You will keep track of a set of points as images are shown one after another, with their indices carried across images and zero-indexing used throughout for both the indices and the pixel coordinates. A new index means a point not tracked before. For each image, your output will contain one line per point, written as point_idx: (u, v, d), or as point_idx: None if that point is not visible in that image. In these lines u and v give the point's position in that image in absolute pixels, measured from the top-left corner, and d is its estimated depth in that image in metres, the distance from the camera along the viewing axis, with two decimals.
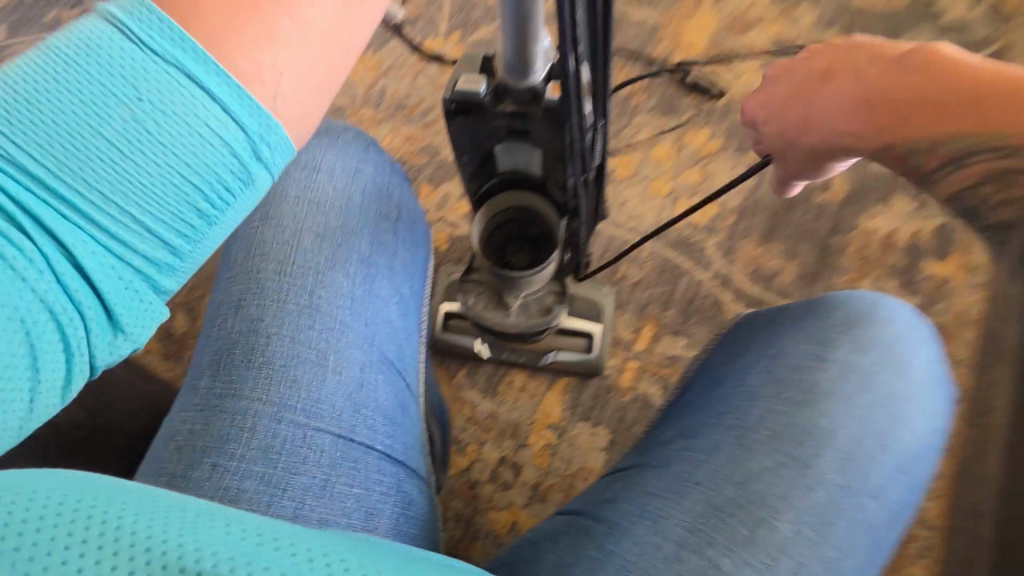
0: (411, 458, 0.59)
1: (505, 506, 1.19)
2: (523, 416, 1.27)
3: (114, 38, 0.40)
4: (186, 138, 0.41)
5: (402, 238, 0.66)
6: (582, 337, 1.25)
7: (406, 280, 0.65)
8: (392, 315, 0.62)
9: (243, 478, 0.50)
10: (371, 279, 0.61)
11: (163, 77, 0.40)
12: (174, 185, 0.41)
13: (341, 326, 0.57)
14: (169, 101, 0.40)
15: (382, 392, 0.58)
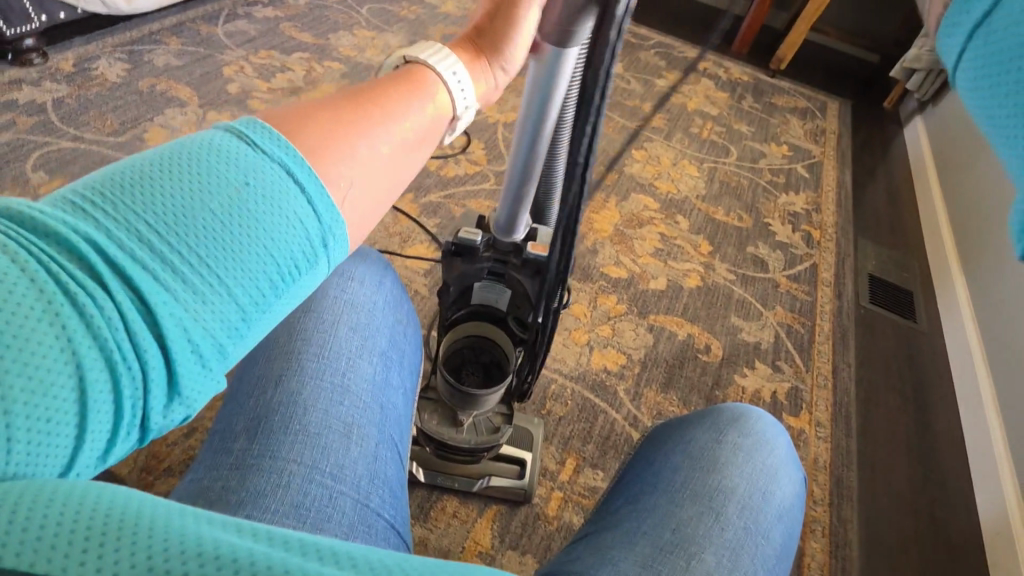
0: (405, 533, 0.66)
1: None
2: (453, 543, 1.28)
3: (234, 145, 0.47)
4: (278, 216, 0.46)
5: (408, 342, 0.79)
6: (514, 464, 1.35)
7: (410, 377, 0.77)
8: (399, 404, 0.73)
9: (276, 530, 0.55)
10: (388, 370, 0.73)
11: (267, 168, 0.47)
12: (257, 254, 0.45)
13: (364, 405, 0.68)
14: (268, 189, 0.46)
15: (390, 468, 0.67)
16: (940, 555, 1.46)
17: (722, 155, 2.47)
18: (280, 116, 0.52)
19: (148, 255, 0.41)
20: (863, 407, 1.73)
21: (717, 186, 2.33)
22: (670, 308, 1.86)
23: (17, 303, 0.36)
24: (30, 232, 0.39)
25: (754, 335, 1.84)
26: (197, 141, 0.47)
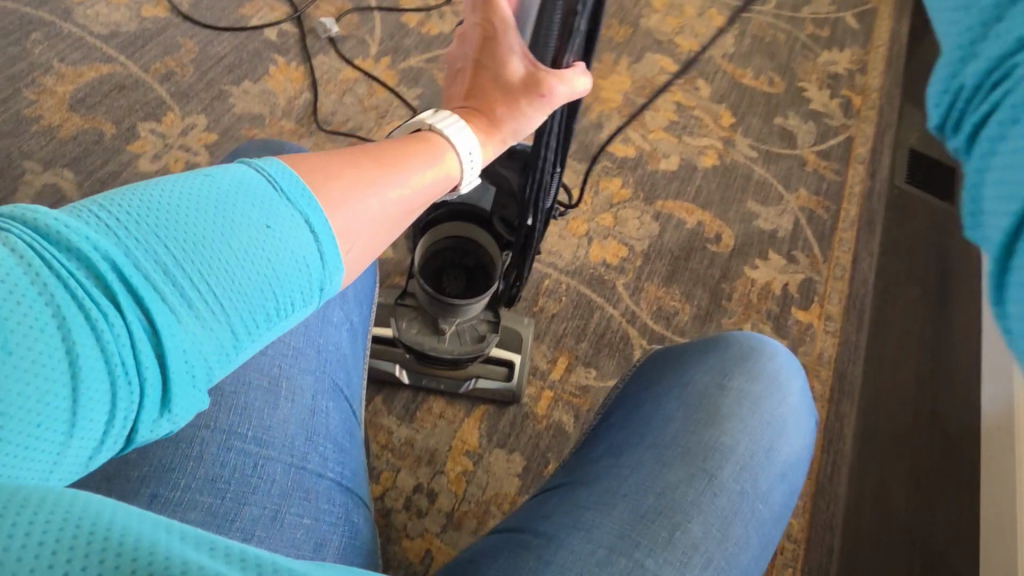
0: (357, 485, 0.59)
1: (418, 535, 1.17)
2: (440, 442, 1.26)
3: (263, 182, 0.48)
4: (287, 255, 0.47)
5: (352, 263, 0.66)
6: (503, 366, 1.30)
7: (356, 306, 0.66)
8: (343, 340, 0.62)
9: (188, 510, 0.47)
10: (323, 304, 0.61)
11: (287, 208, 0.48)
12: (261, 289, 0.46)
13: (293, 352, 0.57)
14: (283, 227, 0.47)
15: (332, 419, 0.57)
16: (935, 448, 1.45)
17: (758, 1, 2.08)
18: (306, 153, 0.52)
19: (162, 282, 0.42)
20: (879, 300, 1.62)
21: (747, 42, 1.98)
22: (681, 192, 1.68)
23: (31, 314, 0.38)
24: (47, 235, 0.40)
25: (772, 222, 1.67)
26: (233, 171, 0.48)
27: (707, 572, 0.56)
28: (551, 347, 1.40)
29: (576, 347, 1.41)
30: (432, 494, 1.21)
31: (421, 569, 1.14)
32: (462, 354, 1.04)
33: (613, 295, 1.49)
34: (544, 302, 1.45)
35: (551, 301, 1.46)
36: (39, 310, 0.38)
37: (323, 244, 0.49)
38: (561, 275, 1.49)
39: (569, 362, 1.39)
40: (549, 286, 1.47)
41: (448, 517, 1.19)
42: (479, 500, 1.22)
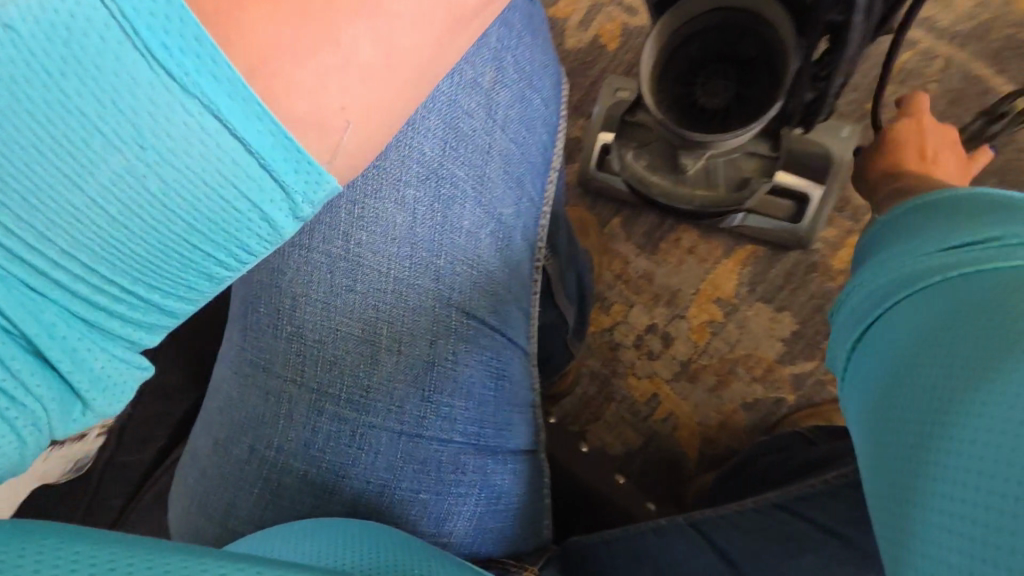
0: (509, 439, 0.43)
1: (646, 377, 1.06)
2: (685, 282, 1.04)
3: (107, 29, 0.23)
4: (199, 190, 0.25)
5: (497, 123, 0.41)
6: (790, 200, 0.90)
7: (510, 187, 0.41)
8: (481, 252, 0.40)
9: (285, 473, 0.39)
10: (440, 204, 0.39)
11: (165, 95, 0.24)
12: (182, 248, 0.27)
13: (394, 284, 0.39)
14: (172, 137, 0.24)
15: (461, 369, 0.40)
16: None
17: None
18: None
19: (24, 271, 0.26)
20: None
21: None
22: None
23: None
24: None
25: None
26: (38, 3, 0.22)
27: None
28: None
29: None
30: (668, 338, 1.05)
31: (646, 411, 1.05)
32: (713, 207, 0.70)
33: None
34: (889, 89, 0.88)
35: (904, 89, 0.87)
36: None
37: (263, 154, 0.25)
38: (936, 35, 0.86)
39: None
40: (909, 60, 0.86)
41: (682, 367, 1.04)
42: (723, 357, 1.01)
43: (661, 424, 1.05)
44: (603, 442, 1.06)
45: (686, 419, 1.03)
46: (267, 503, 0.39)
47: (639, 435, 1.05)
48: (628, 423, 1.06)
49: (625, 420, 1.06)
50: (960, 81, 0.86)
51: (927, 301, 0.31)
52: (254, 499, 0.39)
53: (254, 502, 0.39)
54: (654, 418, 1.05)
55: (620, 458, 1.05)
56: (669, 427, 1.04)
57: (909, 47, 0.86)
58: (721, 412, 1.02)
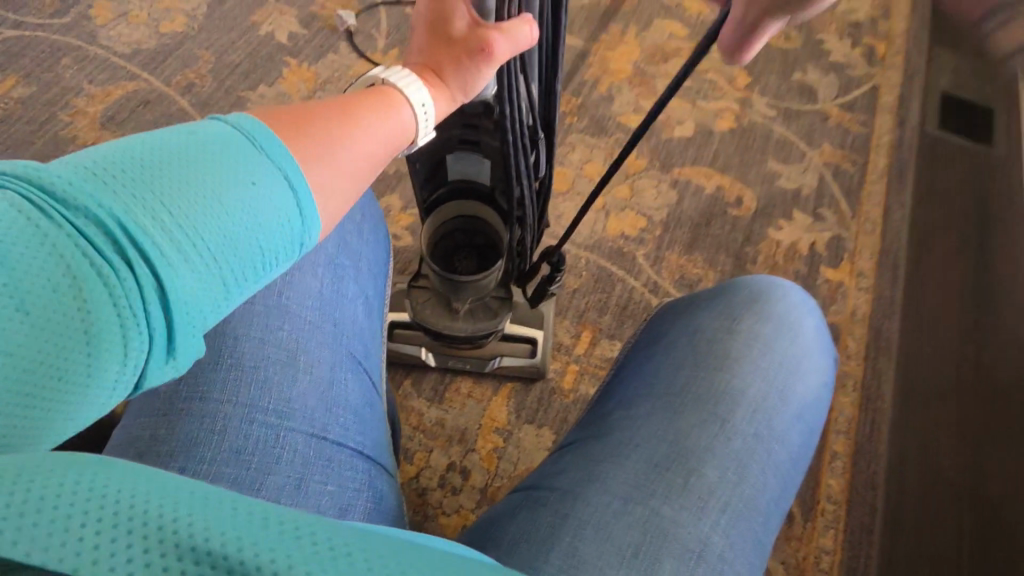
0: (379, 455, 0.62)
1: (455, 511, 1.20)
2: (470, 421, 1.29)
3: (241, 141, 0.49)
4: (267, 212, 0.48)
5: (364, 240, 0.68)
6: (525, 343, 1.31)
7: (370, 281, 0.68)
8: (358, 316, 0.64)
9: (218, 479, 0.50)
10: (336, 279, 0.63)
11: (267, 169, 0.49)
12: (251, 245, 0.47)
13: (309, 327, 0.59)
14: (265, 186, 0.48)
15: (351, 390, 0.59)
16: (983, 400, 1.37)
17: None
18: (278, 114, 0.53)
19: (162, 239, 0.43)
20: (915, 254, 1.55)
21: None
22: (698, 158, 1.64)
23: (43, 275, 0.39)
24: (55, 205, 0.41)
25: (795, 181, 1.63)
26: (209, 130, 0.49)
27: (725, 514, 0.60)
28: (575, 319, 1.41)
29: (600, 318, 1.42)
30: (466, 472, 1.24)
31: None
32: (479, 331, 1.07)
33: (633, 266, 1.49)
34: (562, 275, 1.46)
35: (570, 276, 1.47)
36: (55, 272, 0.40)
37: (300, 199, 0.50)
38: (573, 245, 1.50)
39: (594, 333, 1.40)
40: (567, 261, 1.48)
41: (482, 494, 1.22)
42: (512, 476, 1.24)
43: None
44: None
45: None
46: None
47: None
48: None
49: None
50: (596, 269, 1.48)
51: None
52: None
53: None
54: None
55: None
56: None
57: (565, 253, 1.48)
58: None
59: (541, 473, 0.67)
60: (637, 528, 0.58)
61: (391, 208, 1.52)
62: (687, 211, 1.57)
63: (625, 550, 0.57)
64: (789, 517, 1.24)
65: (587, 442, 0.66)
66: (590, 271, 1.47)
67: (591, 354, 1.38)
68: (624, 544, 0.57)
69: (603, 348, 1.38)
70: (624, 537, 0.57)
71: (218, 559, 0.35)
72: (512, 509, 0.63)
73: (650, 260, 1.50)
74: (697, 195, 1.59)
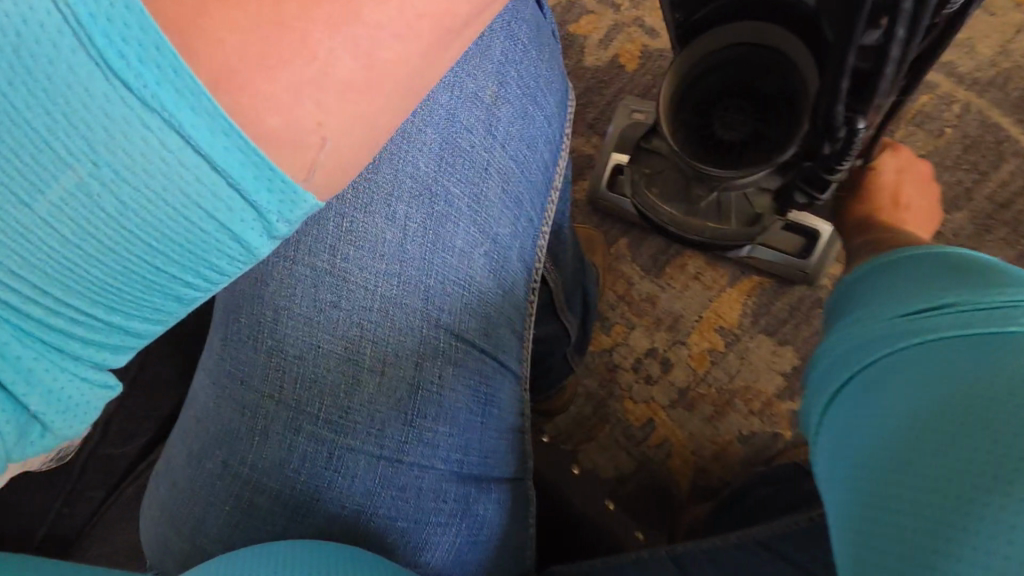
0: (492, 466, 0.42)
1: (643, 401, 1.05)
2: (688, 309, 1.03)
3: (70, 50, 0.22)
4: (161, 212, 0.24)
5: (497, 141, 0.39)
6: (798, 235, 0.91)
7: (505, 208, 0.39)
8: (471, 274, 0.38)
9: (258, 493, 0.37)
10: (434, 221, 0.37)
11: (131, 126, 0.23)
12: (134, 272, 0.25)
13: (382, 302, 0.37)
14: (139, 164, 0.23)
15: (445, 392, 0.38)
16: None
17: None
18: None
19: None
20: None
21: None
22: None
23: None
24: None
25: None
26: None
27: None
28: None
29: None
30: (667, 364, 1.04)
31: (640, 435, 1.04)
32: (723, 240, 0.70)
33: None
34: (904, 126, 0.86)
35: (921, 131, 0.85)
36: None
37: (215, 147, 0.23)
38: (948, 74, 0.86)
39: None
40: (926, 104, 0.85)
41: (681, 395, 1.03)
42: (722, 388, 1.01)
43: (655, 449, 1.03)
44: (594, 464, 1.05)
45: (680, 447, 1.02)
46: (238, 525, 0.37)
47: (631, 459, 1.04)
48: (622, 447, 1.05)
49: (618, 443, 1.05)
50: (975, 127, 0.85)
51: (907, 366, 0.31)
52: (225, 519, 0.37)
53: (222, 524, 0.37)
54: (648, 443, 1.04)
55: (611, 482, 1.04)
56: (662, 453, 1.03)
57: (927, 91, 0.85)
58: (715, 444, 1.01)
59: None
60: None
61: None
62: None
63: None
64: None
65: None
66: (964, 126, 0.85)
67: None
68: None
69: None
70: None
71: None
72: None
73: None
74: None
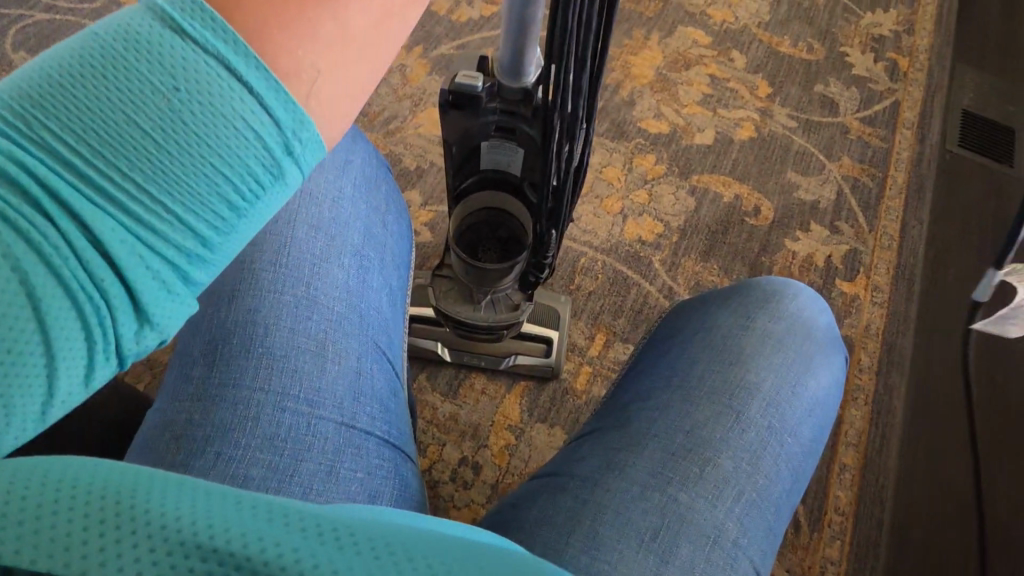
0: (405, 444, 0.63)
1: (465, 505, 1.21)
2: (483, 417, 1.30)
3: (166, 37, 0.41)
4: (228, 134, 0.42)
5: (388, 233, 0.69)
6: (541, 342, 1.32)
7: (393, 271, 0.68)
8: (382, 307, 0.64)
9: (251, 466, 0.52)
10: (363, 272, 0.63)
11: (206, 71, 0.41)
12: (208, 182, 0.42)
13: (338, 318, 0.60)
14: (207, 92, 0.41)
15: (376, 379, 0.60)
16: (995, 418, 1.37)
17: None
18: None
19: (98, 199, 0.41)
20: (931, 270, 1.56)
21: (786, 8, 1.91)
22: (717, 166, 1.65)
23: None
24: None
25: (813, 193, 1.63)
26: (118, 25, 0.42)
27: (739, 501, 0.62)
28: (590, 321, 1.42)
29: (614, 322, 1.43)
30: (478, 467, 1.25)
31: None
32: (500, 322, 1.09)
33: (647, 272, 1.50)
34: (579, 277, 1.47)
35: (587, 278, 1.47)
36: None
37: (266, 100, 0.42)
38: (589, 247, 1.51)
39: (608, 335, 1.41)
40: (584, 263, 1.49)
41: (494, 490, 1.24)
42: (522, 473, 1.26)
43: None
44: None
45: None
46: None
47: None
48: None
49: None
50: (612, 273, 1.48)
51: None
52: None
53: None
54: None
55: None
56: None
57: (581, 256, 1.49)
58: None
59: (560, 459, 0.68)
60: (655, 513, 0.60)
61: (411, 204, 1.54)
62: (702, 220, 1.58)
63: (645, 534, 0.58)
64: (794, 528, 1.25)
65: (604, 433, 0.67)
66: (606, 273, 1.48)
67: (606, 356, 1.39)
68: (644, 528, 0.59)
69: (617, 349, 1.40)
70: (643, 523, 0.59)
71: (224, 556, 0.33)
72: (533, 493, 0.64)
73: (665, 265, 1.51)
74: (716, 205, 1.60)
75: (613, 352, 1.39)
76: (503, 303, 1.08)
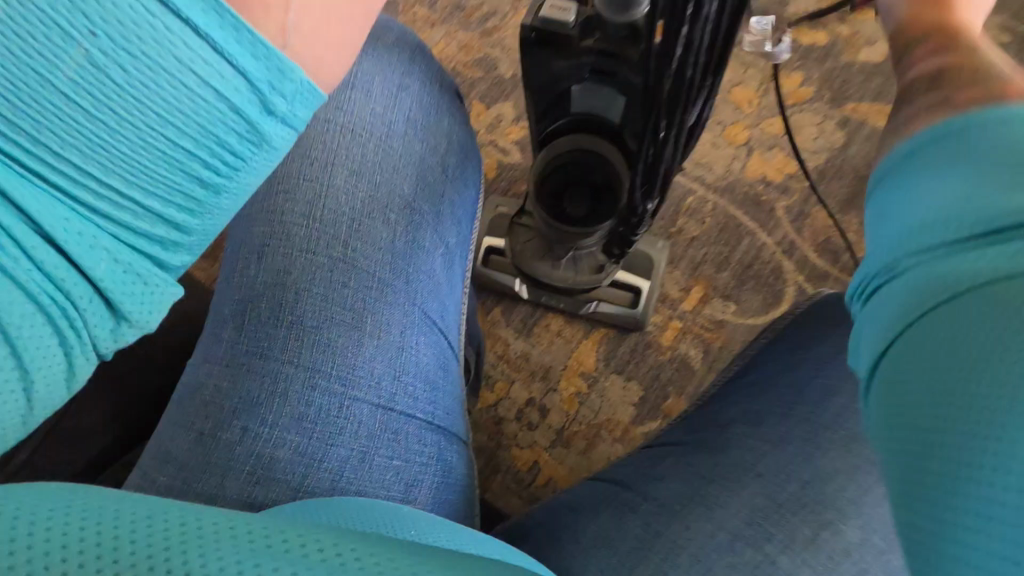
0: (449, 421, 0.57)
1: (527, 446, 1.19)
2: (555, 360, 1.24)
3: None
4: (179, 93, 0.37)
5: (447, 181, 0.58)
6: (628, 291, 1.20)
7: (452, 227, 0.58)
8: (433, 270, 0.55)
9: (276, 448, 0.46)
10: (412, 229, 0.54)
11: (134, 14, 0.35)
12: (172, 150, 0.38)
13: (380, 285, 0.51)
14: (140, 42, 0.35)
15: (421, 354, 0.53)
16: None
17: None
18: None
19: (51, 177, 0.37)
20: None
21: None
22: (883, 92, 1.32)
23: None
24: None
25: None
26: None
27: None
28: (687, 271, 1.26)
29: (716, 275, 1.26)
30: (544, 410, 1.21)
31: (528, 478, 1.17)
32: (581, 284, 1.02)
33: (766, 220, 1.28)
34: (682, 218, 1.29)
35: (692, 221, 1.28)
36: None
37: (225, 49, 0.37)
38: (699, 184, 1.30)
39: (707, 289, 1.25)
40: (691, 202, 1.29)
41: (558, 436, 1.20)
42: (589, 423, 1.20)
43: (543, 488, 1.16)
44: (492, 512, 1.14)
45: (563, 482, 1.17)
46: (257, 479, 0.45)
47: (523, 501, 1.16)
48: (514, 490, 1.16)
49: (511, 487, 1.17)
50: (723, 217, 1.28)
51: None
52: (244, 477, 0.45)
53: (243, 481, 0.45)
54: (536, 484, 1.17)
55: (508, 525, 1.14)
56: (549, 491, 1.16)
57: (689, 193, 1.30)
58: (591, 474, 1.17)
59: None
60: None
61: (502, 118, 1.39)
62: (850, 161, 1.29)
63: None
64: None
65: None
66: (715, 217, 1.28)
67: (700, 313, 1.24)
68: None
69: (715, 305, 1.24)
70: None
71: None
72: None
73: (791, 214, 1.28)
74: (872, 143, 1.29)
75: (710, 308, 1.24)
76: (585, 262, 1.00)
